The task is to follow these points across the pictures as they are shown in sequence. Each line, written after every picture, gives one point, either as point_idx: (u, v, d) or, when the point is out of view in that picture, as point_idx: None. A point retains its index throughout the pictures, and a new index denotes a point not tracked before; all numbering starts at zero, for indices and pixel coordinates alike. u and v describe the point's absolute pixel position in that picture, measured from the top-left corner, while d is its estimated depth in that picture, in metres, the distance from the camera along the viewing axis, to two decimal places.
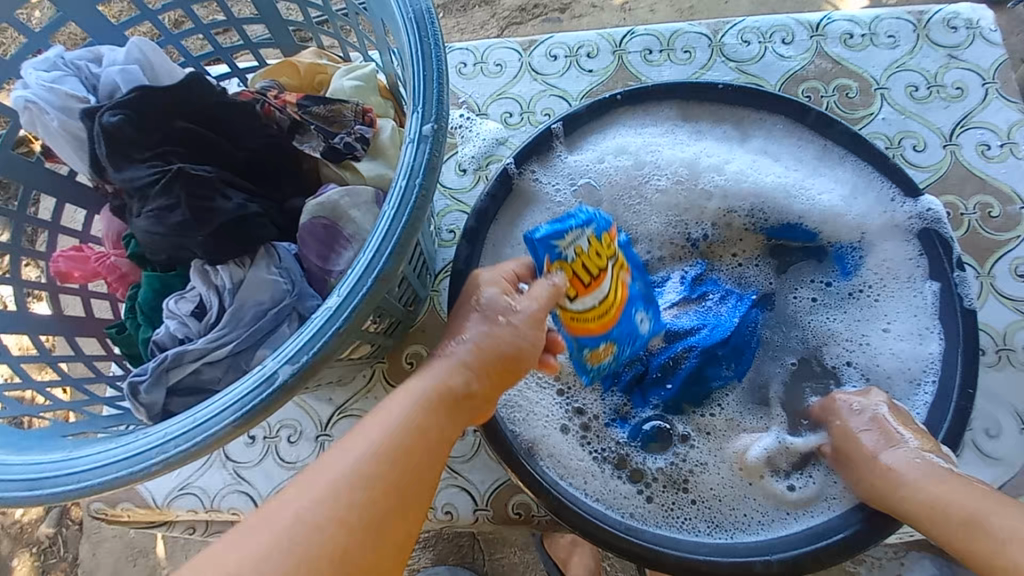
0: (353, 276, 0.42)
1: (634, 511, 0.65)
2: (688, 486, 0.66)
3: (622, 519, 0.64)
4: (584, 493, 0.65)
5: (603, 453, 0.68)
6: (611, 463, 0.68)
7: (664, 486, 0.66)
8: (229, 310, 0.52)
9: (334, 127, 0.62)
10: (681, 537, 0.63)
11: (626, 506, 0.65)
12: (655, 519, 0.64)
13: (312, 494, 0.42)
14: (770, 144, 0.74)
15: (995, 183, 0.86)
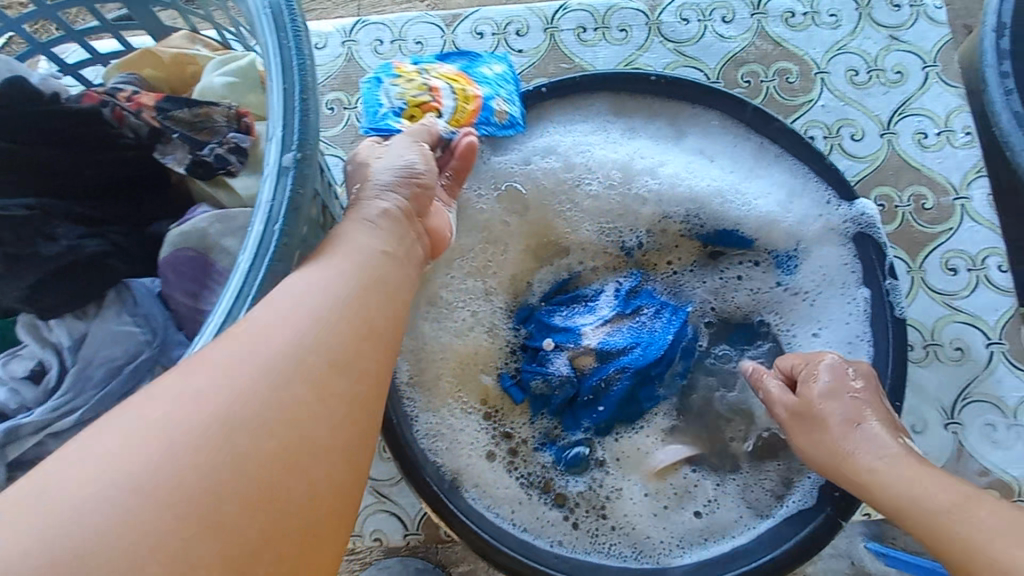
0: (197, 349, 0.34)
1: (563, 538, 0.62)
2: (618, 508, 0.63)
3: (550, 550, 0.60)
4: (511, 524, 0.62)
5: (530, 479, 0.64)
6: (538, 488, 0.64)
7: (592, 509, 0.63)
8: (72, 372, 0.44)
9: (203, 135, 0.52)
10: (610, 565, 0.60)
11: (554, 534, 0.62)
12: (584, 545, 0.61)
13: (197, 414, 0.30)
14: (706, 142, 0.69)
15: (929, 173, 0.84)
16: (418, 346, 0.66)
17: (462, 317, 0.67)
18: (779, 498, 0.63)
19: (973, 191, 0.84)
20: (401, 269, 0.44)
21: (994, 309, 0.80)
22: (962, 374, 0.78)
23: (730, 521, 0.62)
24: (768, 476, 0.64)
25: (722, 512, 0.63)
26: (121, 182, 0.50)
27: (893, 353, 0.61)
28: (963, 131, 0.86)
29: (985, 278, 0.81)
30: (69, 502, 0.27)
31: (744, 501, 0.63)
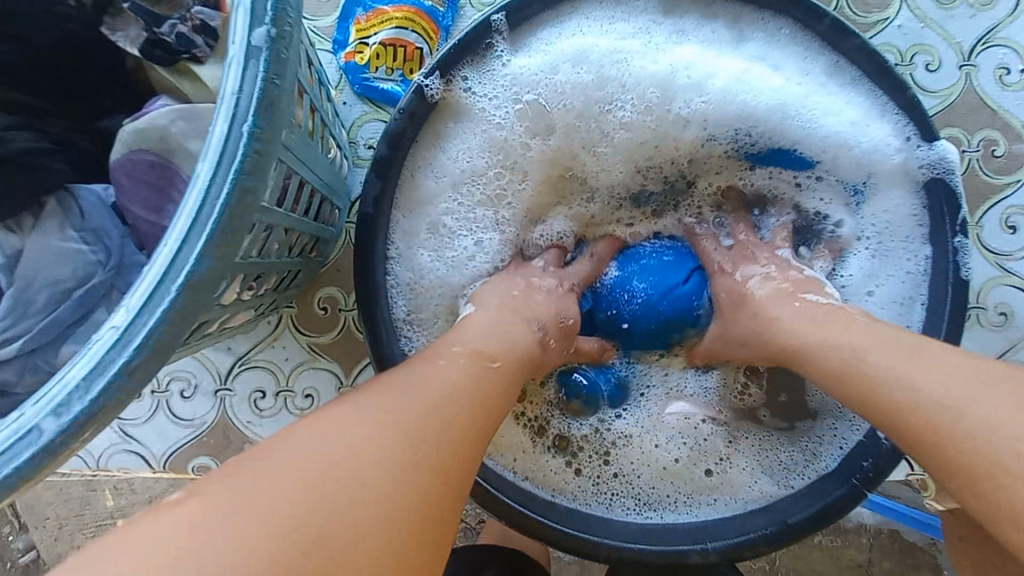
0: (148, 282, 0.27)
1: (564, 487, 0.59)
2: (626, 461, 0.61)
3: (551, 499, 0.57)
4: (512, 472, 0.58)
5: (535, 423, 0.61)
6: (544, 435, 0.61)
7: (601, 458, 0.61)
8: (13, 291, 0.38)
9: (161, 8, 0.42)
10: (615, 517, 0.57)
11: (556, 482, 0.59)
12: (589, 496, 0.59)
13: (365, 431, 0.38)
14: (774, 60, 0.58)
15: (1006, 115, 0.74)
16: (419, 277, 0.60)
17: (464, 246, 0.61)
18: (805, 460, 0.59)
19: None
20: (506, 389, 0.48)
21: None
22: (1001, 340, 0.73)
23: (744, 482, 0.59)
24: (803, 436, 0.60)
25: (735, 473, 0.60)
26: (68, 67, 0.42)
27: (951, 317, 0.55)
28: None
29: None
30: (261, 481, 0.35)
31: (761, 463, 0.60)
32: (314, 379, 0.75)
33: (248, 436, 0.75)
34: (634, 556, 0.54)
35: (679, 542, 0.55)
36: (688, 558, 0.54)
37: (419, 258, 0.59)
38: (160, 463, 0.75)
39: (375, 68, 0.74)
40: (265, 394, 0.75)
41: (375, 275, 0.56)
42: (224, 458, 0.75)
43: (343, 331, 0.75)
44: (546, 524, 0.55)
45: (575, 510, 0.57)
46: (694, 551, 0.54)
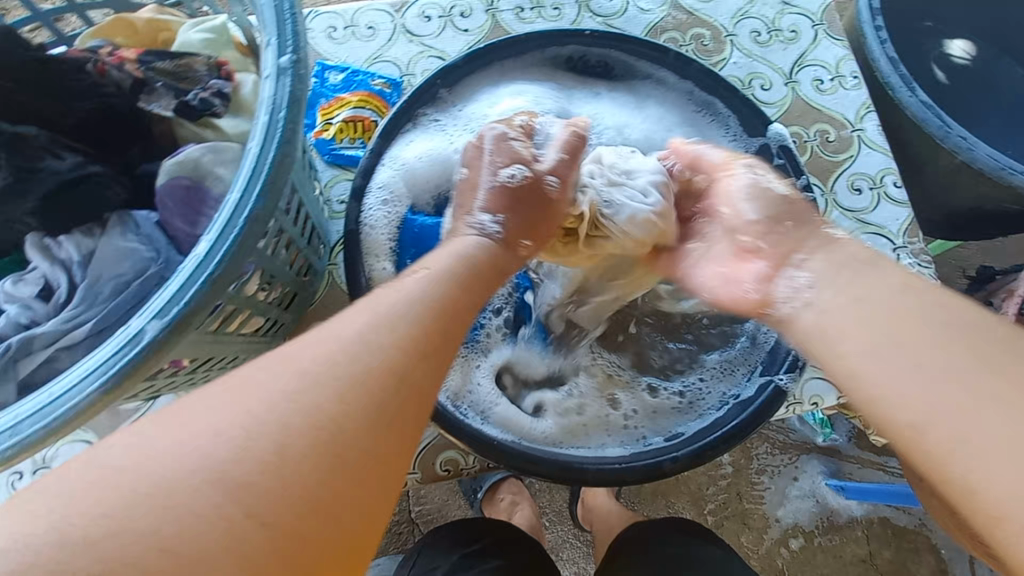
0: (222, 217, 0.39)
1: (549, 435, 0.68)
2: (574, 397, 0.73)
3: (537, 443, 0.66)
4: (499, 427, 0.67)
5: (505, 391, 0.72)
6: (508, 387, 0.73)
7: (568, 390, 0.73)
8: (82, 286, 0.47)
9: (186, 84, 0.57)
10: (575, 451, 0.66)
11: (538, 431, 0.68)
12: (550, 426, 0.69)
13: (228, 414, 0.36)
14: (668, 114, 0.80)
15: (829, 111, 0.98)
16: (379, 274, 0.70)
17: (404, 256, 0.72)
18: (699, 375, 0.74)
19: (866, 123, 0.98)
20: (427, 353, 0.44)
21: (895, 220, 0.93)
22: None
23: (671, 404, 0.72)
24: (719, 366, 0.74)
25: (680, 408, 0.71)
26: (106, 124, 0.54)
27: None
28: (851, 75, 1.00)
29: (885, 195, 0.94)
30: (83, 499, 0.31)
31: (688, 402, 0.72)
32: None
33: None
34: (619, 477, 0.63)
35: (640, 458, 0.64)
36: (661, 467, 0.64)
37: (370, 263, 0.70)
38: None
39: (340, 140, 0.89)
40: None
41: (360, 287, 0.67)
42: None
43: None
44: (523, 451, 0.64)
45: (562, 450, 0.66)
46: (665, 461, 0.64)
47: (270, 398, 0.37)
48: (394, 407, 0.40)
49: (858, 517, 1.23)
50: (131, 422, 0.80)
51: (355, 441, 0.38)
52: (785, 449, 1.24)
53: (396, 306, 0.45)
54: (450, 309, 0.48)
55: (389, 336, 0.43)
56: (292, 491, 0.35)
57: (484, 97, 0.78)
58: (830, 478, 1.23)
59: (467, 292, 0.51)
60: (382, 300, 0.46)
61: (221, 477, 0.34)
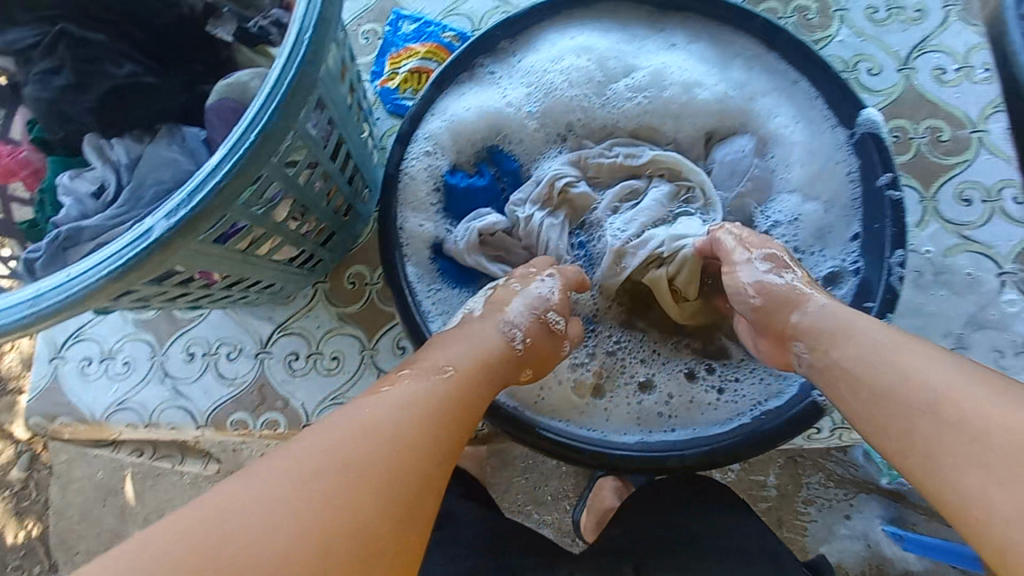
0: (237, 128, 0.40)
1: (564, 410, 0.66)
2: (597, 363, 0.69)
3: (545, 416, 0.64)
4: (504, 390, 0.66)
5: None
6: None
7: (601, 360, 0.69)
8: (126, 188, 0.50)
9: (251, 11, 0.59)
10: (588, 433, 0.64)
11: (553, 401, 0.66)
12: (575, 401, 0.66)
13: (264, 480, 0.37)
14: (749, 81, 0.72)
15: (947, 107, 0.85)
16: (417, 227, 0.71)
17: (443, 211, 0.72)
18: (745, 372, 0.67)
19: (992, 124, 0.84)
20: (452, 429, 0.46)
21: (1007, 240, 0.80)
22: (973, 302, 0.78)
23: (709, 399, 0.66)
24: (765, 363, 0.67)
25: (715, 405, 0.66)
26: (175, 43, 0.57)
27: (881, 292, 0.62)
28: (983, 67, 0.85)
29: (1000, 210, 0.81)
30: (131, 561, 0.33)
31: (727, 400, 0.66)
32: (341, 343, 0.85)
33: (280, 393, 0.84)
34: (621, 465, 0.61)
35: (653, 451, 0.61)
36: (666, 462, 0.60)
37: (405, 214, 0.70)
38: (203, 417, 0.84)
39: (404, 90, 0.90)
40: (298, 356, 0.85)
41: (394, 240, 0.67)
42: (258, 414, 0.83)
43: (367, 302, 0.86)
44: (547, 433, 0.62)
45: (572, 428, 0.64)
46: (671, 457, 0.60)
47: (264, 480, 0.37)
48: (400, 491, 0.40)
49: (913, 570, 1.11)
50: (186, 330, 0.87)
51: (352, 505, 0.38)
52: (841, 482, 1.13)
53: (412, 393, 0.46)
54: (460, 395, 0.49)
55: (399, 420, 0.43)
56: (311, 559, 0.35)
57: (548, 49, 0.73)
58: (888, 524, 1.10)
59: (478, 390, 0.51)
60: (399, 390, 0.46)
61: (221, 517, 0.35)
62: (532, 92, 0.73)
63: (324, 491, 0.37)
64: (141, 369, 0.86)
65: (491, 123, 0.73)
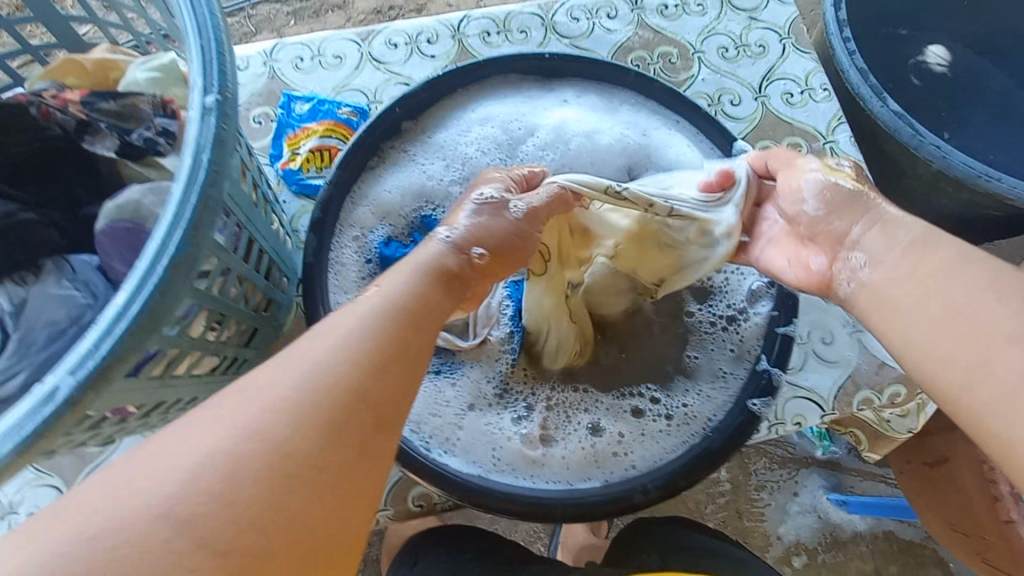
0: (142, 263, 0.38)
1: (515, 465, 0.65)
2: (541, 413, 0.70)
3: (497, 474, 0.64)
4: (459, 461, 0.64)
5: (477, 405, 0.70)
6: (492, 410, 0.70)
7: (544, 413, 0.70)
8: (14, 336, 0.46)
9: (131, 124, 0.56)
10: (553, 487, 0.64)
11: (505, 457, 0.66)
12: (533, 458, 0.66)
13: (195, 440, 0.35)
14: (640, 122, 0.78)
15: (800, 124, 0.97)
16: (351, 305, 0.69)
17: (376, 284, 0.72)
18: (690, 395, 0.70)
19: (838, 135, 0.97)
20: (400, 366, 0.43)
21: None
22: None
23: (659, 427, 0.68)
24: (708, 382, 0.70)
25: (665, 430, 0.68)
26: (49, 166, 0.54)
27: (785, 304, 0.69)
28: (821, 87, 0.99)
29: None
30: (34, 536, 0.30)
31: (676, 423, 0.68)
32: None
33: None
34: (590, 511, 0.61)
35: (617, 491, 0.62)
36: (632, 498, 0.62)
37: (336, 296, 0.68)
38: None
39: (307, 169, 0.89)
40: None
41: None
42: None
43: None
44: (501, 494, 0.61)
45: (525, 482, 0.63)
46: (636, 493, 0.62)
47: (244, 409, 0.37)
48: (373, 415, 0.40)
49: (862, 532, 1.19)
50: (94, 464, 0.78)
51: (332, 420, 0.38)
52: (784, 463, 1.21)
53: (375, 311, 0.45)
54: (419, 319, 0.47)
55: (368, 346, 0.43)
56: (244, 514, 0.33)
57: (454, 119, 0.77)
58: (831, 492, 1.20)
59: (428, 319, 0.48)
60: (361, 308, 0.45)
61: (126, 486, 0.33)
62: (447, 162, 0.77)
63: (256, 434, 0.36)
64: None
65: (415, 195, 0.76)
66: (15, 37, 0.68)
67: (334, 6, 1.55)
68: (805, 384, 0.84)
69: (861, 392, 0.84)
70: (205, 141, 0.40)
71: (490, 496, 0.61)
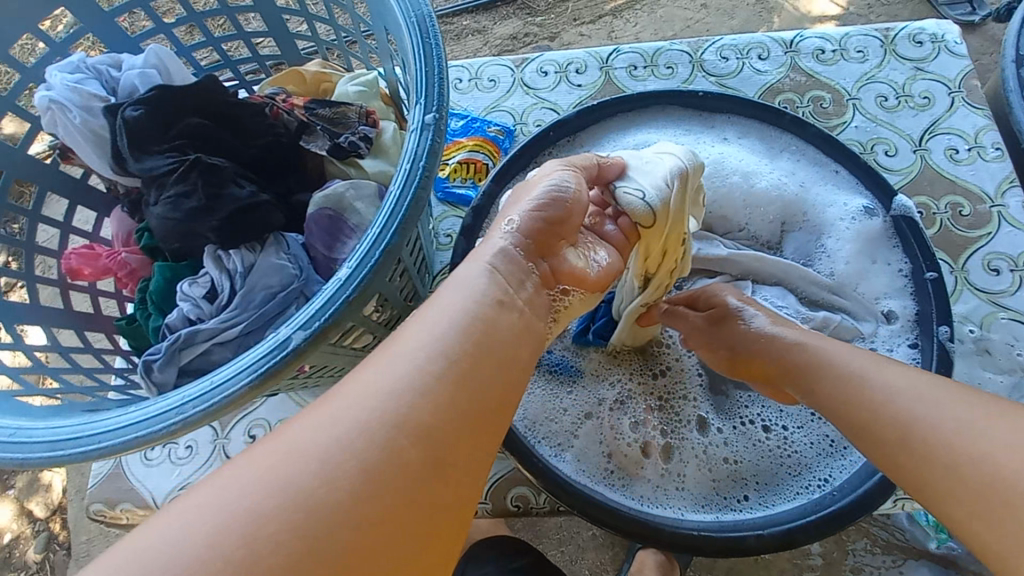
0: (363, 246, 0.45)
1: (612, 474, 0.67)
2: (645, 426, 0.70)
3: (595, 485, 0.66)
4: (568, 464, 0.67)
5: (584, 411, 0.71)
6: (602, 414, 0.70)
7: (649, 430, 0.70)
8: (240, 293, 0.55)
9: (339, 128, 0.66)
10: (661, 512, 0.64)
11: (606, 467, 0.67)
12: (634, 470, 0.67)
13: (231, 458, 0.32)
14: (796, 169, 0.78)
15: (963, 183, 0.91)
16: None
17: None
18: (791, 430, 0.69)
19: (1008, 199, 0.89)
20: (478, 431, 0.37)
21: None
22: (1016, 369, 0.80)
23: (768, 460, 0.67)
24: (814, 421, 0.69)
25: (773, 467, 0.67)
26: (274, 159, 0.63)
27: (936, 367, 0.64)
28: (993, 146, 0.92)
29: None
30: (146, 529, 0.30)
31: (784, 462, 0.67)
32: None
33: None
34: (698, 544, 0.61)
35: (728, 531, 0.61)
36: (744, 542, 0.60)
37: None
38: None
39: (454, 179, 0.97)
40: None
41: None
42: None
43: None
44: (605, 509, 0.62)
45: (617, 495, 0.65)
46: (751, 536, 0.60)
47: (329, 427, 0.34)
48: (455, 449, 0.35)
49: None
50: (246, 413, 0.89)
51: (404, 447, 0.34)
52: (888, 549, 1.07)
53: (473, 314, 0.41)
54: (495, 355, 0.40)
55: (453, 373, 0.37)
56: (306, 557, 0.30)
57: (616, 142, 0.81)
58: None
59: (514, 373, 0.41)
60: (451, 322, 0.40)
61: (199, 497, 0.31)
62: None
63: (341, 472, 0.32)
64: (202, 453, 0.88)
65: None
66: (251, 48, 0.82)
67: (477, 30, 1.68)
68: None
69: None
70: (421, 153, 0.48)
71: (599, 507, 0.63)
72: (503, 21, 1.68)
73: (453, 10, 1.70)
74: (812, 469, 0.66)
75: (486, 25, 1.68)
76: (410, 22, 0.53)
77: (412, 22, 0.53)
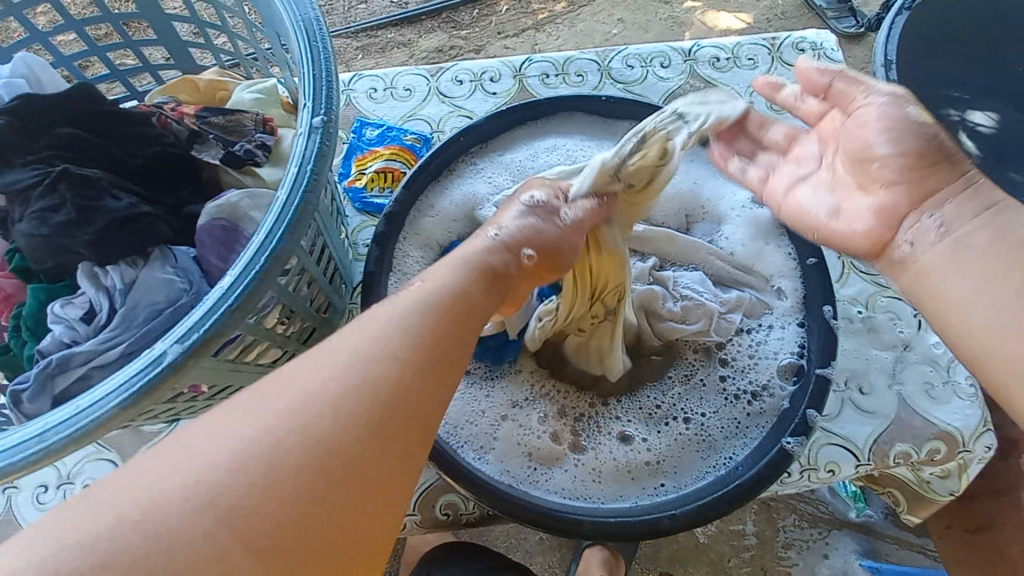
0: (247, 253, 0.44)
1: (533, 471, 0.68)
2: (564, 421, 0.72)
3: (516, 484, 0.66)
4: (489, 465, 0.67)
5: (504, 411, 0.71)
6: (521, 414, 0.71)
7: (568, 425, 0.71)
8: (121, 311, 0.52)
9: (234, 137, 0.63)
10: (580, 503, 0.65)
11: (526, 464, 0.68)
12: (557, 465, 0.68)
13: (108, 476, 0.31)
14: (693, 166, 0.83)
15: None
16: None
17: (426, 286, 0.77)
18: (701, 413, 0.72)
19: None
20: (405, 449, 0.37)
21: None
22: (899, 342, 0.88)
23: (682, 443, 0.70)
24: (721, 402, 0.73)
25: (684, 450, 0.70)
26: (160, 169, 0.60)
27: (823, 342, 0.69)
28: None
29: None
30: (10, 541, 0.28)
31: (694, 444, 0.70)
32: None
33: None
34: (615, 530, 0.62)
35: (644, 514, 0.63)
36: (659, 524, 0.62)
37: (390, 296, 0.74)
38: None
39: (371, 188, 0.96)
40: None
41: None
42: None
43: None
44: (525, 506, 0.63)
45: (539, 492, 0.66)
46: (663, 517, 0.62)
47: (240, 449, 0.33)
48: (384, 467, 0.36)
49: None
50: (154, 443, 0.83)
51: (342, 457, 0.34)
52: (814, 522, 1.14)
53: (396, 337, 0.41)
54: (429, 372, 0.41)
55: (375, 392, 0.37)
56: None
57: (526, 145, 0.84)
58: (864, 558, 1.11)
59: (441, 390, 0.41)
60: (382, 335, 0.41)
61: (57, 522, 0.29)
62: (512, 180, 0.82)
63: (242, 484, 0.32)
64: None
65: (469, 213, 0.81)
66: (140, 57, 0.78)
67: (401, 43, 1.67)
68: (840, 431, 0.83)
69: (897, 446, 0.82)
70: (308, 158, 0.47)
71: (519, 504, 0.63)
72: (427, 34, 1.69)
73: (377, 24, 1.69)
74: (719, 447, 0.69)
75: (411, 38, 1.68)
76: (298, 28, 0.52)
77: (301, 28, 0.52)
